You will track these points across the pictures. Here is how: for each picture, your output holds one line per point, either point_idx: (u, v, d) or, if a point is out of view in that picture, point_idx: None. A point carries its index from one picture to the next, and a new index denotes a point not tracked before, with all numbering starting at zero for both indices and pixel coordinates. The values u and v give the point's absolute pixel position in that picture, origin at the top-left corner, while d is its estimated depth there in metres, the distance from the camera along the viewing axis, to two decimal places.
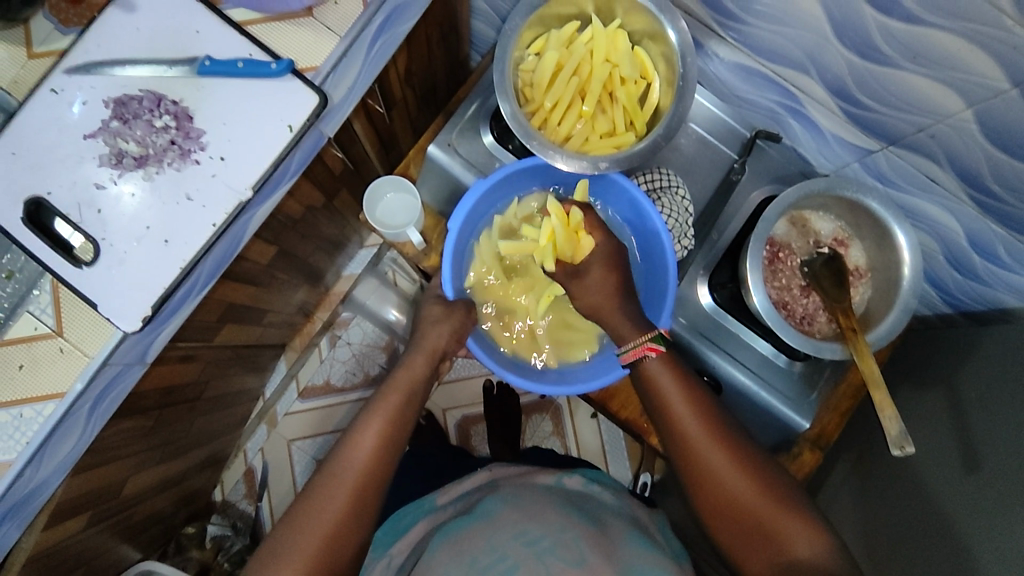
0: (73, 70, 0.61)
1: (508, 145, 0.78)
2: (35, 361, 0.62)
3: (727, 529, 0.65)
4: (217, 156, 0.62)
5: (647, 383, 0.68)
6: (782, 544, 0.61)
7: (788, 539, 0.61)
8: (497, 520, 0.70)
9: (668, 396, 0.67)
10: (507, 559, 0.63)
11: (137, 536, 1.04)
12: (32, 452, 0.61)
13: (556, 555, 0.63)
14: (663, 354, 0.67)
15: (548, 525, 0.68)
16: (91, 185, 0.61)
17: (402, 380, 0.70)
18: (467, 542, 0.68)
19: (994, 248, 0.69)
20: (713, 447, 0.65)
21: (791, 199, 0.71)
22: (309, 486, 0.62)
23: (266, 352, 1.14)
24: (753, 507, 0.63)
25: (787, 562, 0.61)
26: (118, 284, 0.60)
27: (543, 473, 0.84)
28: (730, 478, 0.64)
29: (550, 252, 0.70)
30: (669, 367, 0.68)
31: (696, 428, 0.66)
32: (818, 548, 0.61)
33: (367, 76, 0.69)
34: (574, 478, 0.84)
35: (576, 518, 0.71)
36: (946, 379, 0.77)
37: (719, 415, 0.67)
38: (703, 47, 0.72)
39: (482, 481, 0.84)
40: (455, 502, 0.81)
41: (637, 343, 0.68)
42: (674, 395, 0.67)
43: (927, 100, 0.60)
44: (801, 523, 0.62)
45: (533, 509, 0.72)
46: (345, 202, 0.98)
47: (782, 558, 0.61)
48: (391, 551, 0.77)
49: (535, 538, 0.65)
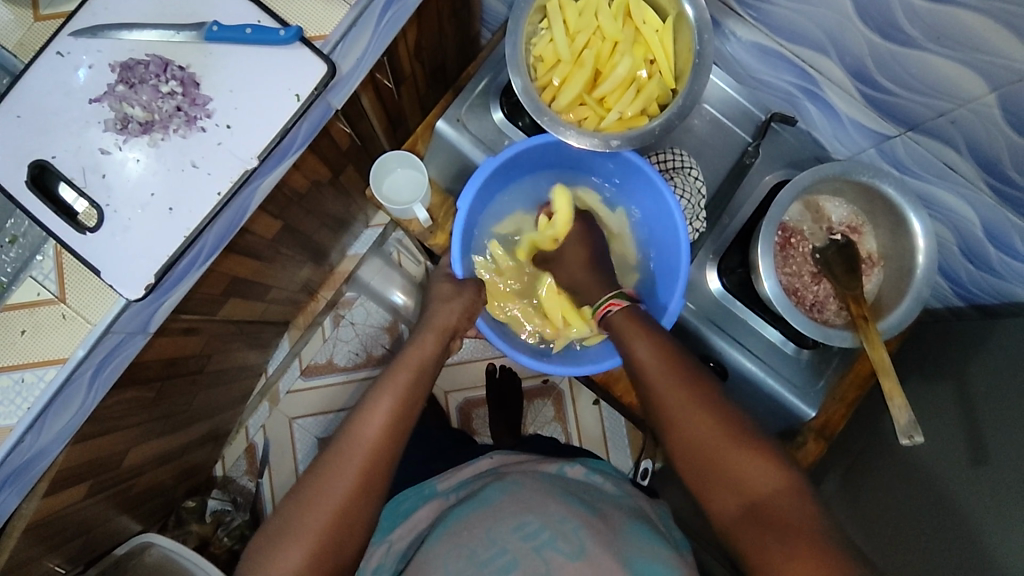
0: (79, 32, 0.60)
1: (518, 122, 0.77)
2: (37, 326, 0.62)
3: (683, 453, 0.61)
4: (223, 124, 0.61)
5: (618, 337, 0.68)
6: (743, 495, 0.57)
7: (744, 476, 0.57)
8: (497, 509, 0.70)
9: (637, 351, 0.65)
10: (507, 552, 0.63)
11: (136, 508, 1.04)
12: (33, 418, 0.61)
13: (554, 549, 0.63)
14: (631, 309, 0.69)
15: (548, 515, 0.67)
16: (95, 150, 0.60)
17: (412, 357, 0.67)
18: (466, 529, 0.68)
19: (1011, 239, 0.68)
20: (682, 397, 0.62)
21: (805, 182, 0.69)
22: (316, 464, 0.60)
23: (269, 329, 1.14)
24: (712, 451, 0.59)
25: (749, 502, 0.56)
26: (120, 250, 0.60)
27: (545, 462, 0.84)
28: (695, 416, 0.60)
29: (610, 53, 0.67)
30: (639, 328, 0.67)
31: (666, 378, 0.63)
32: (788, 493, 0.56)
33: (376, 47, 0.68)
34: (576, 468, 0.83)
35: (577, 507, 0.71)
36: (956, 372, 0.76)
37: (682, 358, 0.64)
38: (720, 26, 0.71)
39: (484, 468, 0.84)
40: (456, 489, 0.81)
41: (606, 298, 0.70)
42: (638, 341, 0.66)
43: (949, 83, 0.58)
44: (762, 463, 0.58)
45: (534, 498, 0.71)
46: (351, 178, 0.97)
47: (745, 504, 0.57)
48: (391, 538, 0.77)
49: (534, 531, 0.65)
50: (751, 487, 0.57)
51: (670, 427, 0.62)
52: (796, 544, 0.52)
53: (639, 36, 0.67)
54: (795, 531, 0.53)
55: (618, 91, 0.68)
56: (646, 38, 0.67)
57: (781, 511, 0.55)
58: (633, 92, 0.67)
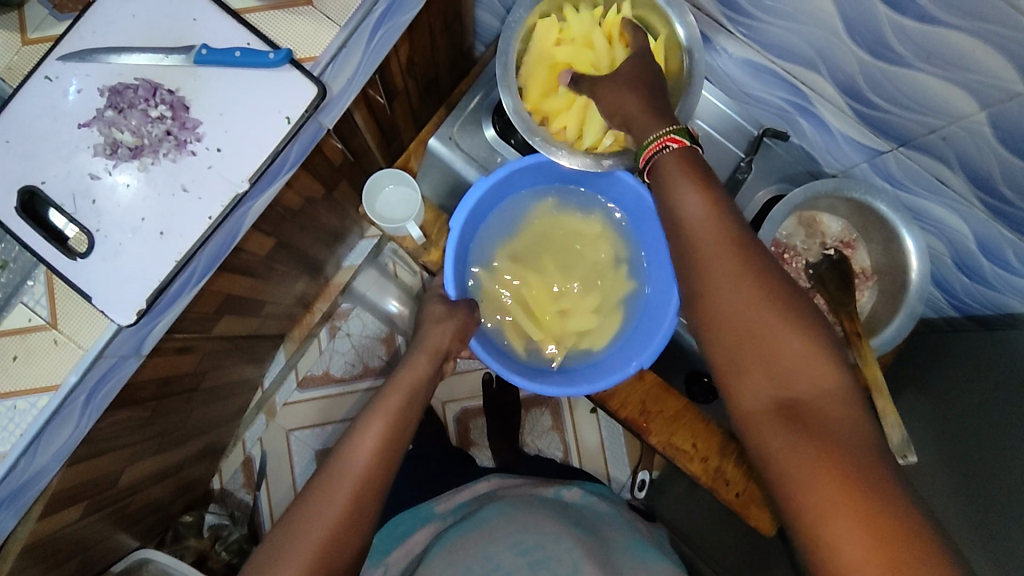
0: (67, 57, 0.60)
1: (510, 140, 0.76)
2: (29, 352, 0.62)
3: (717, 331, 0.52)
4: (213, 147, 0.61)
5: (662, 181, 0.56)
6: (782, 380, 0.49)
7: (789, 366, 0.49)
8: (493, 530, 0.70)
9: (683, 204, 0.54)
10: (501, 568, 0.64)
11: (134, 524, 1.04)
12: (25, 445, 0.61)
13: (548, 568, 0.63)
14: (686, 152, 0.56)
15: (542, 535, 0.68)
16: (86, 175, 0.60)
17: (404, 379, 0.67)
18: (462, 551, 0.68)
19: (1004, 253, 0.68)
20: (731, 267, 0.51)
21: (798, 199, 0.69)
22: (307, 489, 0.59)
23: (264, 342, 1.14)
24: (758, 328, 0.50)
25: (789, 393, 0.48)
26: (112, 276, 0.60)
27: (542, 486, 0.84)
28: (740, 294, 0.51)
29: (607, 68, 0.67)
30: (686, 171, 0.55)
31: (720, 256, 0.52)
32: (829, 384, 0.48)
33: (367, 67, 0.68)
34: (574, 490, 0.83)
35: (573, 528, 0.72)
36: (951, 384, 0.76)
37: (746, 230, 0.53)
38: (711, 42, 0.71)
39: (482, 492, 0.84)
40: (454, 512, 0.82)
41: (653, 138, 0.56)
42: (690, 196, 0.54)
43: (940, 101, 0.58)
44: (817, 365, 0.48)
45: (529, 519, 0.72)
46: (345, 193, 0.97)
47: (783, 392, 0.49)
48: (387, 560, 0.78)
49: (529, 548, 0.66)
50: (794, 393, 0.48)
51: (704, 292, 0.52)
52: (834, 447, 0.45)
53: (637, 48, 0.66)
54: (831, 435, 0.46)
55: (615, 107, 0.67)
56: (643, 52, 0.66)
57: (820, 408, 0.47)
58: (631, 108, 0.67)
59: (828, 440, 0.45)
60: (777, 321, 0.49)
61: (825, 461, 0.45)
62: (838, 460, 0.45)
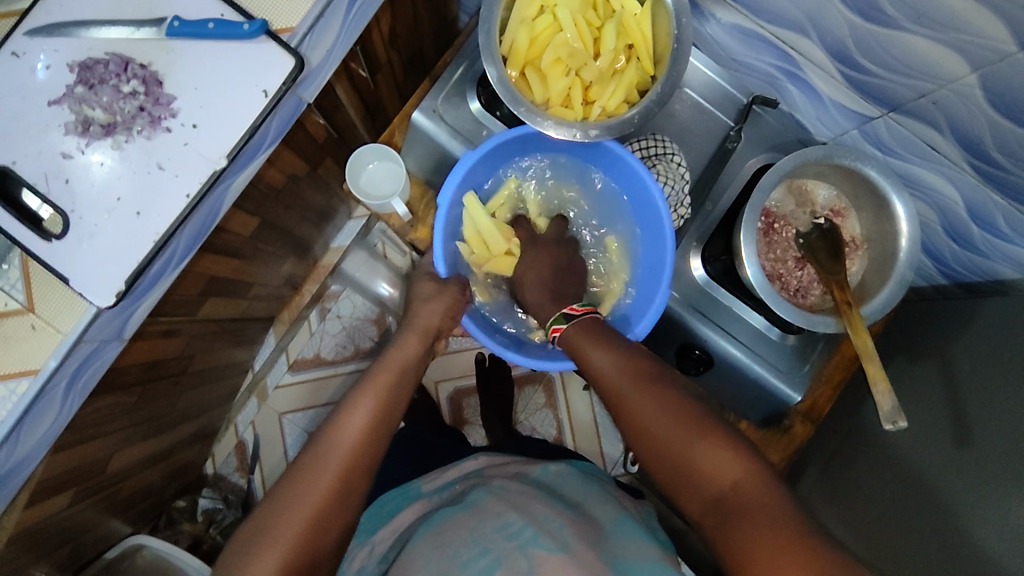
0: (34, 31, 0.58)
1: (495, 112, 0.75)
2: (6, 338, 0.60)
3: (649, 457, 0.57)
4: (189, 123, 0.59)
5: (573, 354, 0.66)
6: (710, 485, 0.53)
7: (707, 472, 0.53)
8: (482, 509, 0.70)
9: (601, 372, 0.62)
10: (490, 552, 0.63)
11: (126, 510, 1.04)
12: (6, 432, 0.60)
13: (538, 545, 0.62)
14: (586, 321, 0.67)
15: (532, 516, 0.67)
16: (57, 154, 0.58)
17: (393, 359, 0.67)
18: (449, 533, 0.68)
19: (994, 218, 0.67)
20: (632, 393, 0.59)
21: (788, 166, 0.68)
22: (294, 466, 0.59)
23: (253, 325, 1.13)
24: (672, 448, 0.55)
25: (718, 500, 0.52)
26: (88, 257, 0.58)
27: (528, 465, 0.84)
28: (648, 415, 0.57)
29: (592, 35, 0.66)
30: (588, 335, 0.65)
31: (617, 379, 0.60)
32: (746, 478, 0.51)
33: (346, 39, 0.66)
34: (559, 467, 0.83)
35: (561, 508, 0.71)
36: (940, 352, 0.76)
37: (625, 345, 0.63)
38: (700, 9, 0.69)
39: (469, 470, 0.84)
40: (439, 492, 0.81)
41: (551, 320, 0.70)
42: (595, 352, 0.64)
43: (931, 63, 0.57)
44: (725, 454, 0.53)
45: (517, 499, 0.72)
46: (330, 171, 0.95)
47: (713, 499, 0.52)
48: (374, 540, 0.77)
49: (518, 530, 0.65)
50: (725, 496, 0.51)
51: (645, 464, 0.58)
52: (757, 529, 0.48)
53: (623, 15, 0.65)
54: (758, 518, 0.48)
55: (602, 77, 0.66)
56: (629, 19, 0.64)
57: (743, 502, 0.50)
58: (616, 82, 0.66)
59: (744, 513, 0.49)
60: (682, 430, 0.55)
61: (761, 541, 0.47)
62: (776, 538, 0.47)
